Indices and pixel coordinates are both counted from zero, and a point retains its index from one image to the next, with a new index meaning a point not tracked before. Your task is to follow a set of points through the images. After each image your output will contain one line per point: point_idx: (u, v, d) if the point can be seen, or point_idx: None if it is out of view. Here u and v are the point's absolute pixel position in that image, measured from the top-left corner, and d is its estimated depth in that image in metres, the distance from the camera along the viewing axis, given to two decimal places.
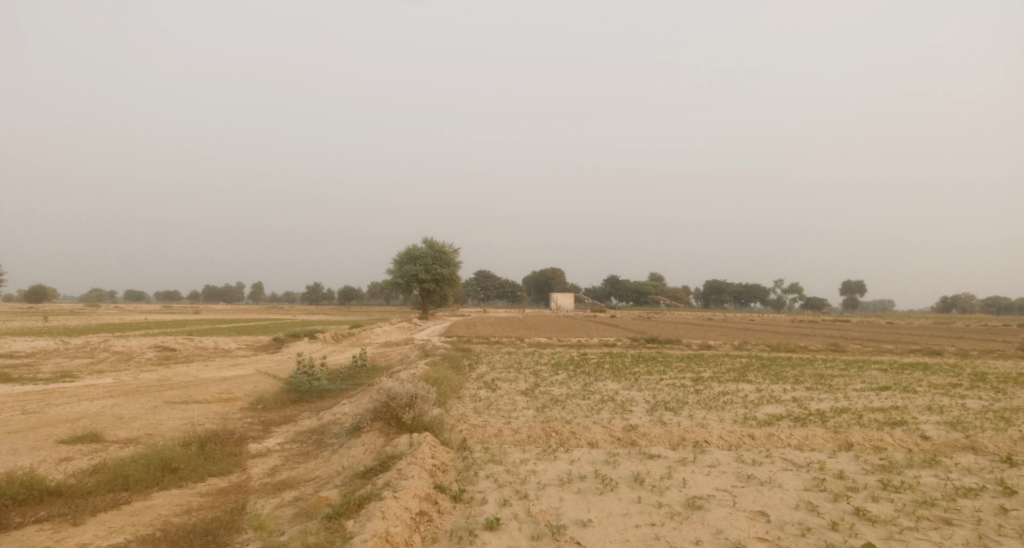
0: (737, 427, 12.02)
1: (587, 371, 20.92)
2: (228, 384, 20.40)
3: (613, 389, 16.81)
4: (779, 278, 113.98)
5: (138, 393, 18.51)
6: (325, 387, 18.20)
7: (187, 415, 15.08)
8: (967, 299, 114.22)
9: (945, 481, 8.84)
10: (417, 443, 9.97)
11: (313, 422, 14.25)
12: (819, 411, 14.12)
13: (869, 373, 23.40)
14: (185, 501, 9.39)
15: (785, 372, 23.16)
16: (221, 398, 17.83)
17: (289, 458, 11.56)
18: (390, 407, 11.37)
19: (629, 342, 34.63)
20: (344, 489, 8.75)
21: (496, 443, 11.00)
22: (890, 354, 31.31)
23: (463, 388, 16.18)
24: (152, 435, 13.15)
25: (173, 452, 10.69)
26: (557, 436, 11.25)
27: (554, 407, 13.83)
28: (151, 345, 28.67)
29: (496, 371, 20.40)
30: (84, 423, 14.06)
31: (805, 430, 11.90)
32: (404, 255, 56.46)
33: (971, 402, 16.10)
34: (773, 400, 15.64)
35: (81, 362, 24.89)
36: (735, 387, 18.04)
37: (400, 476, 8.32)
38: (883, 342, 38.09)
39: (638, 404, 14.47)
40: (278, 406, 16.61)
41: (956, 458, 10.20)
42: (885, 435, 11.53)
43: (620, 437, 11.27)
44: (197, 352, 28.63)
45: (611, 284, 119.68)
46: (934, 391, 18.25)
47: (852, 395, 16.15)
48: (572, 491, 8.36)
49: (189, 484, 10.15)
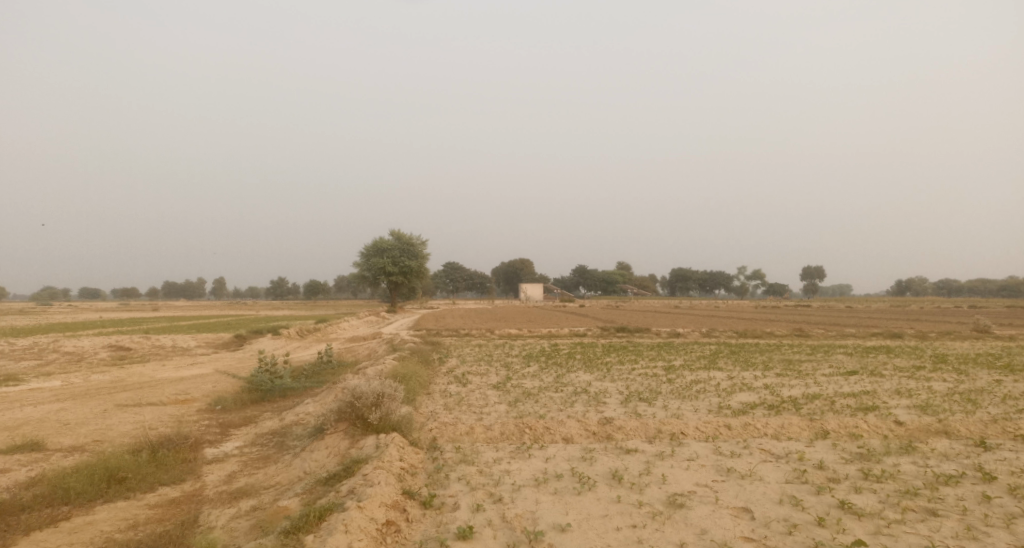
0: (713, 417, 11.78)
1: (559, 363, 20.62)
2: (185, 384, 19.48)
3: (585, 380, 16.49)
4: (743, 265, 115.73)
5: (88, 396, 17.50)
6: (289, 386, 17.50)
7: (140, 419, 14.22)
8: (921, 282, 117.88)
9: (926, 468, 8.71)
10: (384, 445, 9.42)
11: (274, 424, 13.59)
12: (792, 398, 14.02)
13: (835, 358, 23.65)
14: (132, 514, 8.70)
15: (754, 358, 23.28)
16: (177, 400, 16.92)
17: (248, 463, 10.91)
18: (355, 408, 10.75)
19: (599, 332, 34.55)
20: (305, 497, 8.19)
21: (468, 442, 10.53)
22: (854, 338, 31.82)
23: (433, 384, 15.69)
24: (99, 442, 12.34)
25: (120, 460, 9.94)
26: (531, 432, 10.85)
27: (527, 401, 13.43)
28: (103, 344, 27.33)
29: (466, 364, 19.97)
30: (26, 431, 13.14)
31: (781, 419, 11.72)
32: (370, 247, 55.39)
33: (937, 384, 16.28)
34: (746, 387, 15.54)
35: (27, 365, 23.53)
36: (707, 375, 17.92)
37: (366, 483, 7.78)
38: (846, 327, 38.77)
39: (612, 396, 14.16)
40: (238, 407, 15.87)
41: (932, 444, 10.13)
42: (860, 421, 11.42)
43: (595, 431, 10.92)
44: (154, 352, 27.39)
45: (579, 274, 119.85)
46: (900, 374, 18.47)
47: (823, 381, 16.18)
48: (548, 492, 7.96)
49: (137, 495, 9.44)
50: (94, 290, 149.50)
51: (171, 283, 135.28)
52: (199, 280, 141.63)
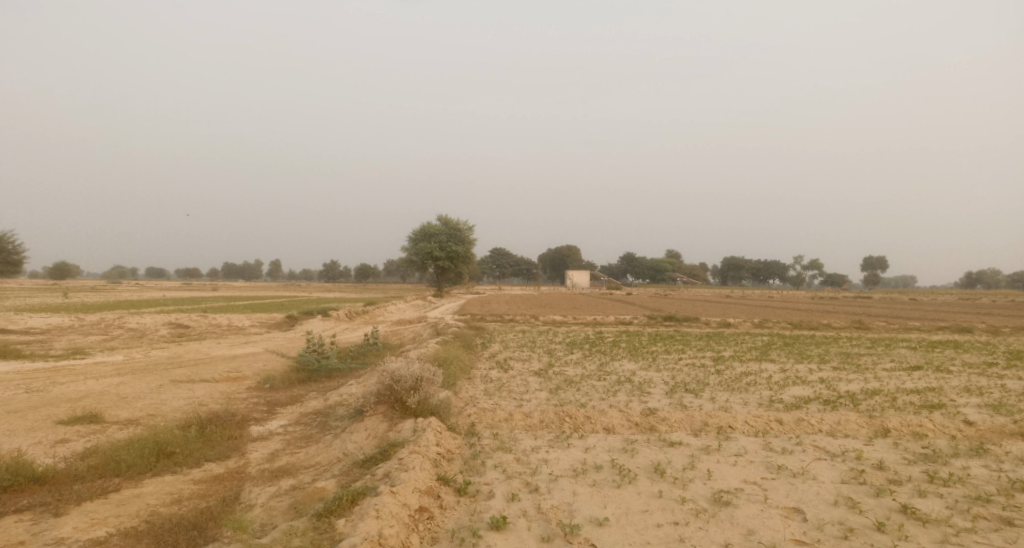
0: (763, 412, 11.25)
1: (604, 350, 20.24)
2: (237, 362, 20.01)
3: (630, 369, 16.10)
4: (799, 255, 111.73)
5: (147, 371, 18.17)
6: (335, 366, 17.72)
7: (192, 395, 14.63)
8: (992, 275, 111.29)
9: (999, 474, 8.04)
10: (421, 429, 9.34)
11: (319, 404, 13.73)
12: (850, 393, 13.31)
13: (897, 352, 22.44)
14: (177, 489, 8.89)
15: (809, 350, 22.33)
16: (229, 377, 17.38)
17: (291, 442, 11.02)
18: (394, 391, 10.73)
19: (647, 320, 33.89)
20: (342, 479, 8.19)
21: (506, 428, 10.36)
22: (917, 332, 30.21)
23: (475, 368, 15.59)
24: (153, 416, 12.72)
25: (169, 435, 10.18)
26: (571, 421, 10.59)
27: (569, 389, 13.16)
28: (164, 322, 28.42)
29: (509, 350, 19.84)
30: (86, 403, 13.68)
31: (837, 415, 11.09)
32: (417, 232, 55.93)
33: (1010, 383, 15.19)
34: (800, 381, 14.85)
35: (94, 339, 24.65)
36: (759, 367, 17.24)
37: (401, 467, 7.70)
38: (909, 319, 36.88)
39: (657, 386, 13.74)
40: (286, 386, 16.17)
41: (1006, 447, 9.36)
42: (924, 420, 10.70)
43: (638, 422, 10.58)
44: (210, 330, 28.31)
45: (627, 261, 118.29)
46: (969, 371, 17.34)
47: (884, 376, 15.32)
48: (586, 483, 7.70)
49: (184, 469, 9.64)
50: (159, 271, 156.58)
51: (230, 264, 140.25)
52: (256, 262, 146.28)
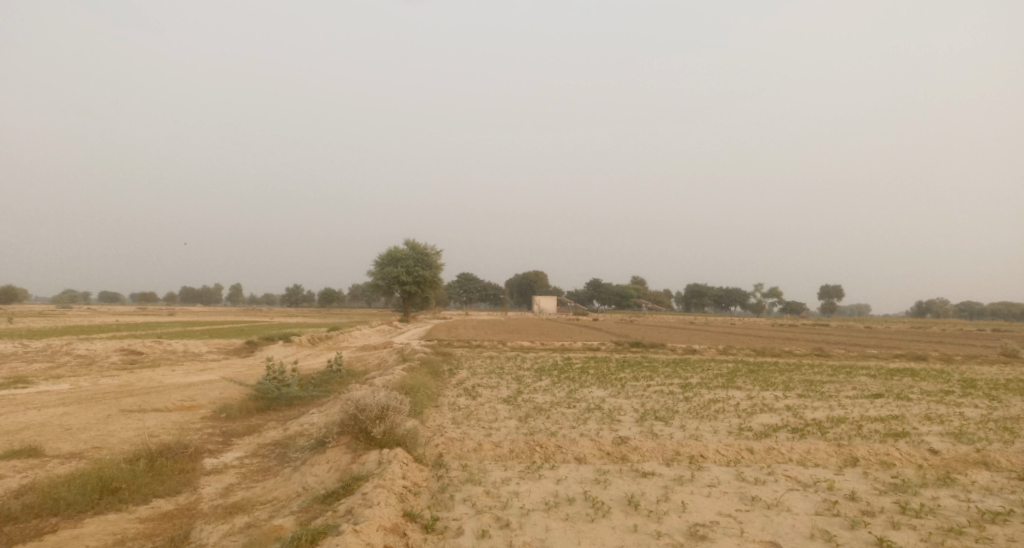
0: (733, 440, 11.18)
1: (572, 377, 20.06)
2: (193, 390, 19.16)
3: (599, 396, 15.92)
4: (760, 283, 114.18)
5: (94, 400, 17.24)
6: (296, 394, 17.11)
7: (142, 426, 13.88)
8: (941, 304, 115.46)
9: (969, 504, 8.06)
10: (386, 461, 8.95)
11: (278, 434, 13.16)
12: (817, 421, 13.38)
13: (858, 379, 22.83)
14: (121, 528, 8.30)
15: (773, 377, 22.52)
16: (183, 406, 16.61)
17: (248, 475, 10.47)
18: (358, 420, 10.30)
19: (613, 346, 33.89)
20: (301, 516, 7.75)
21: (475, 459, 10.03)
22: (876, 359, 30.90)
23: (442, 396, 15.22)
24: (99, 449, 11.98)
25: (115, 470, 9.56)
26: (542, 451, 10.33)
27: (538, 417, 12.90)
28: (115, 348, 27.19)
29: (477, 377, 19.49)
30: (26, 435, 12.83)
31: (806, 443, 11.07)
32: (384, 256, 55.31)
33: (968, 410, 15.51)
34: (767, 408, 14.89)
35: (38, 367, 23.39)
36: (726, 395, 17.27)
37: (365, 503, 7.32)
38: (867, 347, 37.76)
39: (626, 414, 13.58)
40: (243, 415, 15.51)
41: (971, 476, 9.46)
42: (891, 448, 10.76)
43: (609, 451, 10.38)
44: (165, 356, 27.19)
45: (593, 288, 119.10)
46: (928, 399, 17.66)
47: (848, 404, 15.48)
48: (559, 518, 7.43)
49: (130, 507, 9.03)
50: (113, 294, 151.31)
51: (188, 288, 136.30)
52: (215, 286, 142.58)
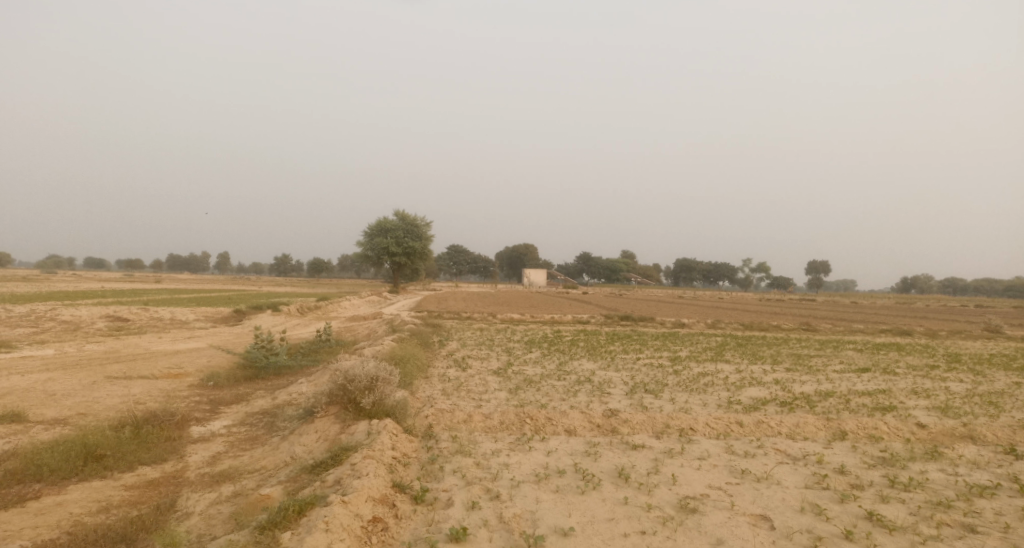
0: (723, 413, 11.18)
1: (562, 350, 20.07)
2: (180, 358, 18.97)
3: (589, 368, 15.91)
4: (748, 258, 114.66)
5: (79, 367, 16.99)
6: (285, 363, 16.97)
7: (128, 393, 13.71)
8: (926, 280, 116.64)
9: (956, 478, 8.12)
10: (376, 432, 8.86)
11: (266, 403, 13.05)
12: (805, 395, 13.44)
13: (845, 354, 23.06)
14: (106, 496, 8.19)
15: (762, 351, 22.66)
16: (170, 374, 16.45)
17: (235, 444, 10.37)
18: (348, 391, 10.18)
19: (603, 320, 33.93)
20: (288, 486, 7.66)
21: (466, 431, 9.97)
22: (862, 334, 31.16)
23: (432, 367, 15.16)
24: (83, 415, 11.82)
25: (99, 436, 9.41)
26: (532, 423, 10.28)
27: (529, 389, 12.86)
28: (101, 315, 26.86)
29: (467, 348, 19.44)
30: (9, 401, 12.63)
31: (795, 417, 11.11)
32: (374, 227, 54.83)
33: (954, 385, 15.64)
34: (755, 382, 14.94)
35: (22, 332, 23.05)
36: (715, 368, 17.33)
37: (353, 474, 7.24)
38: (853, 322, 38.10)
39: (616, 387, 13.57)
40: (231, 383, 15.38)
41: (958, 450, 9.51)
42: (879, 422, 10.81)
43: (599, 423, 10.36)
44: (152, 324, 26.91)
45: (584, 261, 119.20)
46: (914, 373, 17.81)
47: (836, 378, 15.57)
48: (549, 489, 7.39)
49: (115, 475, 8.90)
50: (99, 261, 149.50)
51: (175, 256, 134.77)
52: (203, 254, 141.04)
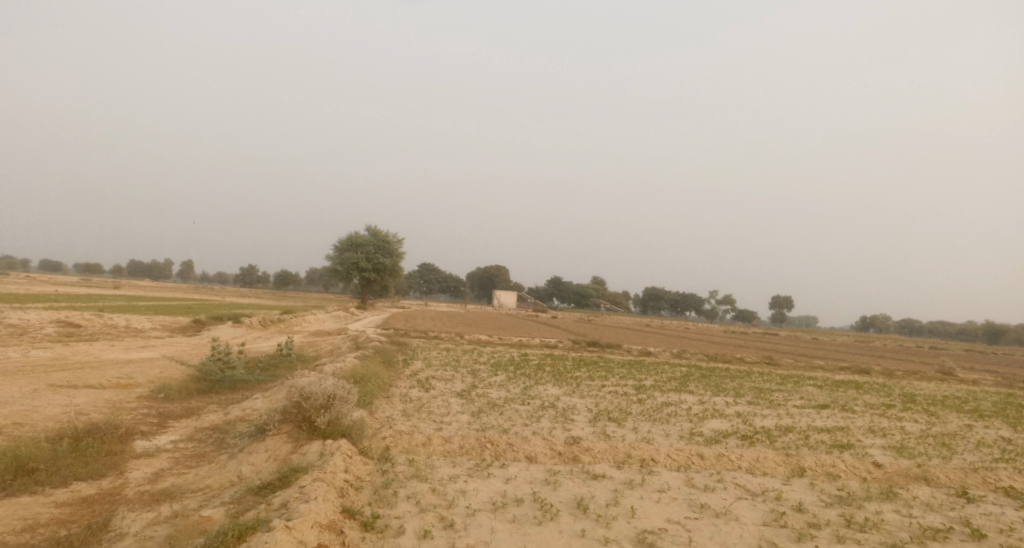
0: (685, 445, 11.12)
1: (528, 374, 19.89)
2: (131, 368, 18.23)
3: (553, 394, 15.75)
4: (715, 290, 116.44)
5: (21, 373, 16.19)
6: (241, 377, 16.43)
7: (72, 403, 13.06)
8: (884, 320, 119.88)
9: (910, 519, 8.15)
10: (329, 453, 8.55)
11: (218, 419, 12.56)
12: (766, 429, 13.49)
13: (806, 389, 23.31)
14: (34, 513, 7.70)
15: (725, 383, 22.80)
16: (119, 384, 15.77)
17: (181, 461, 9.91)
18: (303, 409, 9.83)
19: (570, 345, 33.86)
20: (232, 508, 7.30)
21: (423, 454, 9.70)
22: (823, 371, 31.67)
23: (394, 387, 14.83)
24: (20, 425, 11.20)
25: (33, 449, 8.89)
26: (492, 448, 10.06)
27: (491, 413, 12.63)
28: (52, 319, 25.79)
29: (431, 369, 19.12)
30: None
31: (756, 451, 11.10)
32: (344, 241, 54.16)
33: (909, 425, 15.90)
34: (718, 414, 14.96)
35: None
36: (679, 398, 17.33)
37: (301, 497, 6.94)
38: (814, 358, 38.74)
39: (580, 414, 13.44)
40: (183, 396, 14.80)
41: (913, 491, 9.60)
42: (837, 460, 10.87)
43: (561, 451, 10.19)
44: (105, 331, 25.92)
45: (554, 286, 119.62)
46: (872, 412, 18.08)
47: (796, 413, 15.70)
48: (505, 519, 7.19)
49: (46, 490, 8.39)
50: (55, 263, 144.47)
51: (136, 260, 131.01)
52: (166, 261, 137.69)
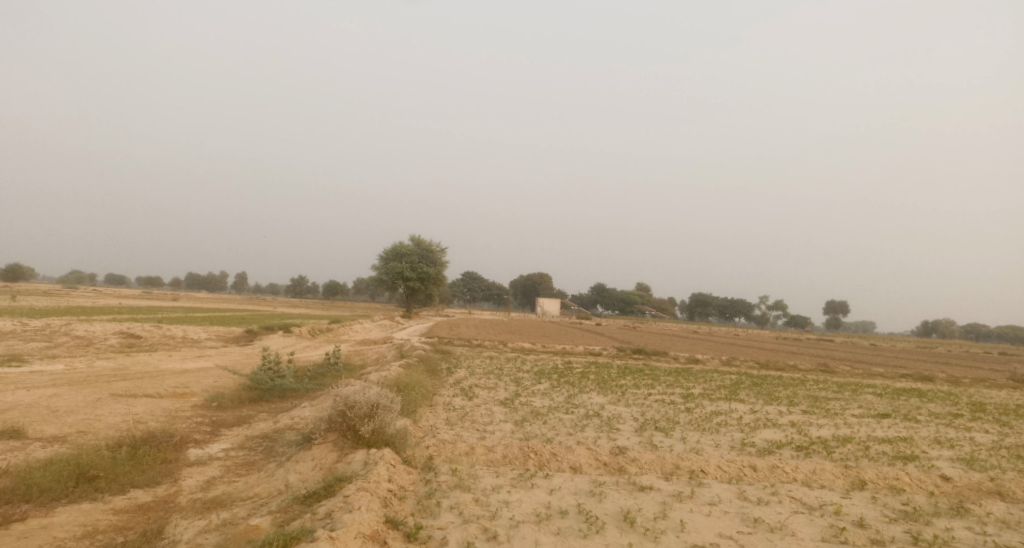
0: (736, 456, 10.74)
1: (572, 382, 19.67)
2: (187, 377, 18.82)
3: (598, 402, 15.50)
4: (765, 296, 113.37)
5: (85, 383, 16.91)
6: (290, 386, 16.76)
7: (131, 411, 13.54)
8: (948, 325, 114.28)
9: (984, 537, 7.63)
10: (372, 462, 8.57)
11: (267, 427, 12.81)
12: (822, 439, 12.93)
13: (864, 398, 22.30)
14: (94, 520, 7.95)
15: (777, 392, 22.03)
16: (175, 393, 16.29)
17: (232, 469, 10.11)
18: (347, 417, 9.91)
19: (615, 353, 33.39)
20: (279, 517, 7.39)
21: (467, 464, 9.64)
22: (882, 378, 30.29)
23: (438, 395, 14.85)
24: (83, 433, 11.66)
25: (94, 457, 9.21)
26: (536, 458, 9.92)
27: (535, 422, 12.49)
28: (115, 331, 26.93)
29: (475, 377, 19.11)
30: (11, 416, 12.50)
31: (812, 462, 10.63)
32: (389, 251, 54.99)
33: (979, 436, 15.00)
34: (771, 423, 14.43)
35: (35, 346, 23.12)
36: (729, 407, 16.81)
37: (345, 507, 6.96)
38: (872, 365, 37.12)
39: (626, 423, 13.16)
40: (235, 405, 15.17)
41: (986, 506, 9.00)
42: (901, 473, 10.30)
43: (606, 461, 9.96)
44: (163, 342, 26.90)
45: (598, 293, 118.57)
46: (937, 421, 17.14)
47: (855, 423, 15.00)
48: (549, 532, 7.04)
49: (106, 497, 8.67)
50: (119, 277, 151.49)
51: (193, 273, 136.11)
52: (221, 273, 142.82)
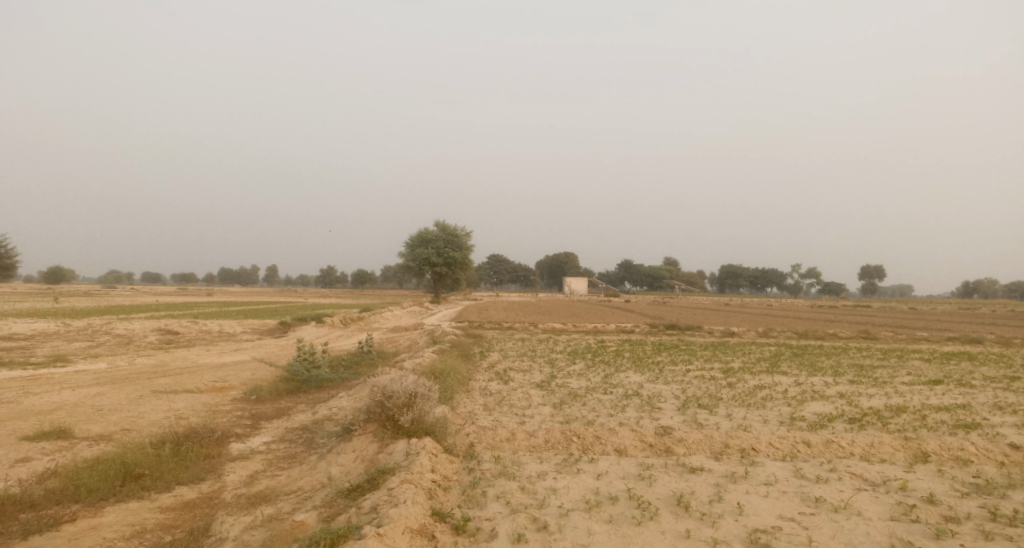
0: (787, 432, 10.31)
1: (607, 361, 19.33)
2: (225, 371, 18.97)
3: (637, 381, 15.16)
4: (797, 264, 111.08)
5: (128, 380, 17.15)
6: (326, 376, 16.75)
7: (172, 407, 13.65)
8: (991, 285, 110.65)
9: None
10: (414, 452, 8.39)
11: (306, 418, 12.77)
12: (875, 410, 12.38)
13: (911, 364, 21.54)
14: (142, 519, 7.94)
15: (820, 362, 21.37)
16: (214, 387, 16.41)
17: (274, 462, 10.07)
18: (386, 407, 9.76)
19: (648, 329, 32.91)
20: (324, 512, 7.26)
21: (509, 450, 9.40)
22: (928, 343, 29.28)
23: (474, 381, 14.64)
24: (127, 431, 11.74)
25: (138, 455, 9.22)
26: (579, 441, 9.65)
27: (574, 404, 12.20)
28: (153, 328, 27.34)
29: (509, 360, 18.92)
30: (57, 416, 12.65)
31: (868, 436, 10.15)
32: (415, 238, 55.04)
33: None
34: (818, 396, 13.90)
35: (78, 346, 23.57)
36: (772, 380, 16.29)
37: (390, 501, 6.78)
38: (915, 330, 35.94)
39: (667, 401, 12.80)
40: (273, 397, 15.21)
41: None
42: (966, 443, 9.76)
43: (652, 443, 9.65)
44: (201, 337, 27.27)
45: (626, 269, 117.38)
46: (993, 386, 16.39)
47: (907, 391, 14.39)
48: (601, 519, 6.78)
49: (152, 495, 8.66)
50: (156, 275, 155.76)
51: (226, 266, 138.58)
52: (252, 267, 145.29)
